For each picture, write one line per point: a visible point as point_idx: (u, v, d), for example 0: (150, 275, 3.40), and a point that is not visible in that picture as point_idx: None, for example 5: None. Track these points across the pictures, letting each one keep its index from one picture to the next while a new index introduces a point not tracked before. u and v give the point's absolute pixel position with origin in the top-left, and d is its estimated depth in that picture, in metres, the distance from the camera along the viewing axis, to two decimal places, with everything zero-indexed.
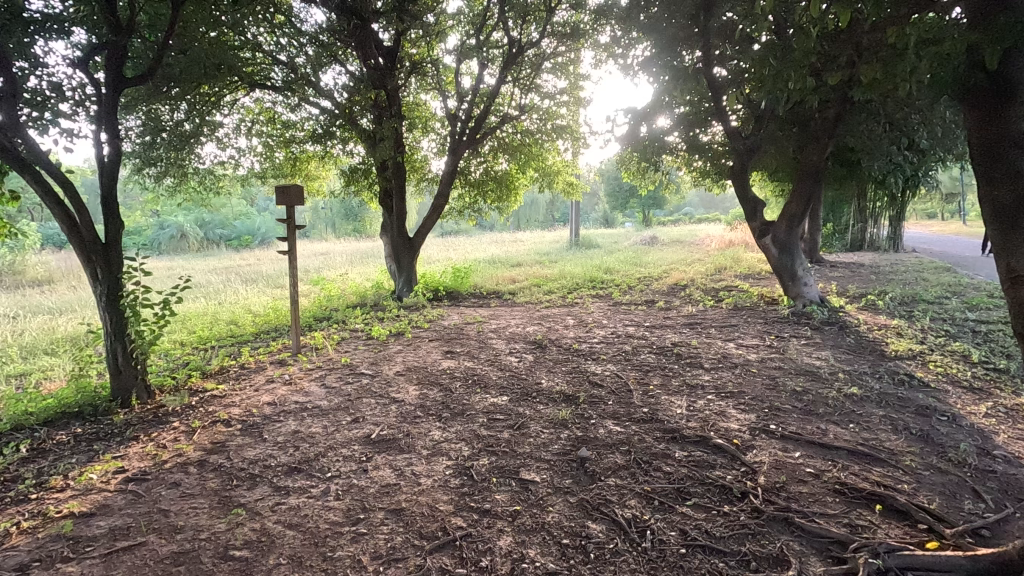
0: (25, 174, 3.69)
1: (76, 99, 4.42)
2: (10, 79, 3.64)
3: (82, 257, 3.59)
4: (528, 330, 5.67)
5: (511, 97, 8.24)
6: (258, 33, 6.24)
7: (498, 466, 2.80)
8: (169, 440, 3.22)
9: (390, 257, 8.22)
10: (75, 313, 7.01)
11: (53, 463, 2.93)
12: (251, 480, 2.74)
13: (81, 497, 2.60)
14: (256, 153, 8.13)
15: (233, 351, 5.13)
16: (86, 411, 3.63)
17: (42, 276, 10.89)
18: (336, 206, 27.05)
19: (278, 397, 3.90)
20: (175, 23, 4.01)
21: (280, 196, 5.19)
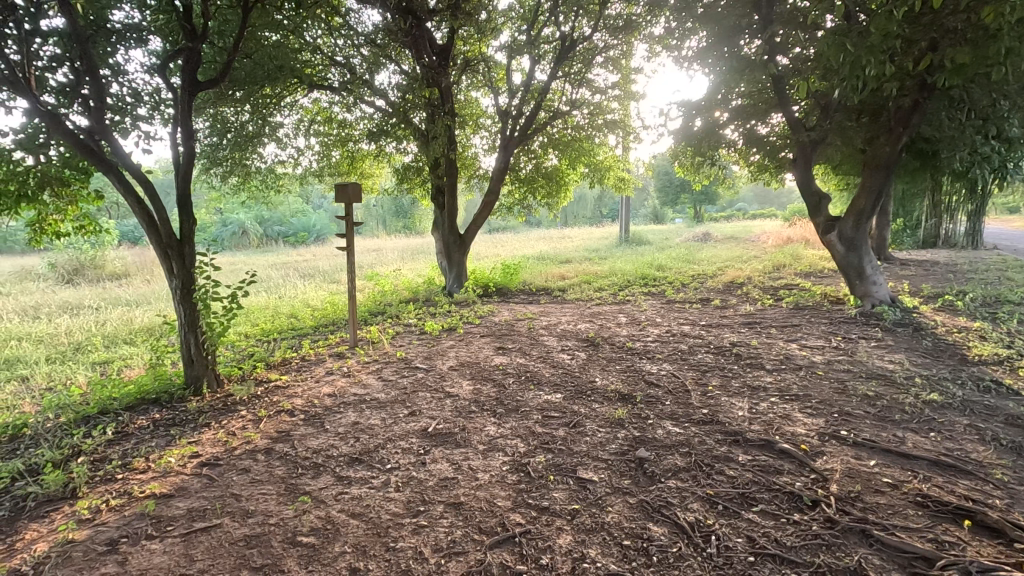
0: (109, 174, 3.94)
1: (153, 103, 4.69)
2: (96, 86, 3.89)
3: (159, 252, 3.80)
4: (579, 328, 5.62)
5: (562, 92, 8.18)
6: (317, 36, 6.42)
7: (555, 464, 2.79)
8: (238, 428, 3.37)
9: (440, 254, 8.31)
10: (150, 305, 7.46)
11: (135, 446, 3.12)
12: (315, 469, 2.83)
13: (161, 479, 2.76)
14: (313, 152, 8.40)
15: (294, 344, 5.33)
16: (163, 398, 3.87)
17: (120, 270, 11.63)
18: (387, 202, 27.68)
19: (337, 389, 4.03)
20: (243, 28, 4.16)
21: (340, 194, 5.33)
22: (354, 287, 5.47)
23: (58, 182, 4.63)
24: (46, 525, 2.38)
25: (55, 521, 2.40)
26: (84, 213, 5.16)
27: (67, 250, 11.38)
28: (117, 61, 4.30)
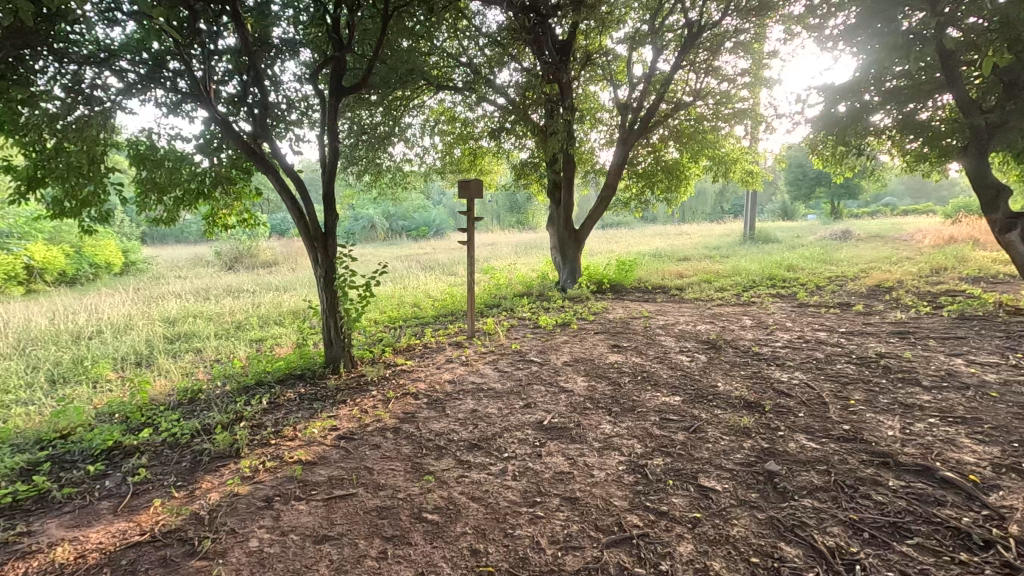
0: (268, 174, 4.44)
1: (303, 109, 5.20)
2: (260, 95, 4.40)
3: (307, 243, 4.22)
4: (699, 329, 5.35)
5: (685, 82, 7.83)
6: (445, 39, 6.71)
7: (674, 469, 2.69)
8: (369, 406, 3.66)
9: (554, 249, 8.34)
10: (295, 291, 8.34)
11: (285, 416, 3.51)
12: (437, 451, 2.99)
13: (306, 447, 3.07)
14: (437, 150, 8.83)
15: (417, 331, 5.66)
16: (307, 374, 4.31)
17: (270, 259, 13.12)
18: (502, 197, 28.33)
19: (457, 376, 4.22)
20: (382, 35, 4.46)
21: (463, 190, 5.54)
22: (473, 279, 5.68)
23: (227, 181, 5.33)
24: (217, 477, 2.75)
25: (224, 475, 2.77)
26: (246, 208, 5.87)
27: (230, 240, 13.08)
28: (276, 73, 4.84)
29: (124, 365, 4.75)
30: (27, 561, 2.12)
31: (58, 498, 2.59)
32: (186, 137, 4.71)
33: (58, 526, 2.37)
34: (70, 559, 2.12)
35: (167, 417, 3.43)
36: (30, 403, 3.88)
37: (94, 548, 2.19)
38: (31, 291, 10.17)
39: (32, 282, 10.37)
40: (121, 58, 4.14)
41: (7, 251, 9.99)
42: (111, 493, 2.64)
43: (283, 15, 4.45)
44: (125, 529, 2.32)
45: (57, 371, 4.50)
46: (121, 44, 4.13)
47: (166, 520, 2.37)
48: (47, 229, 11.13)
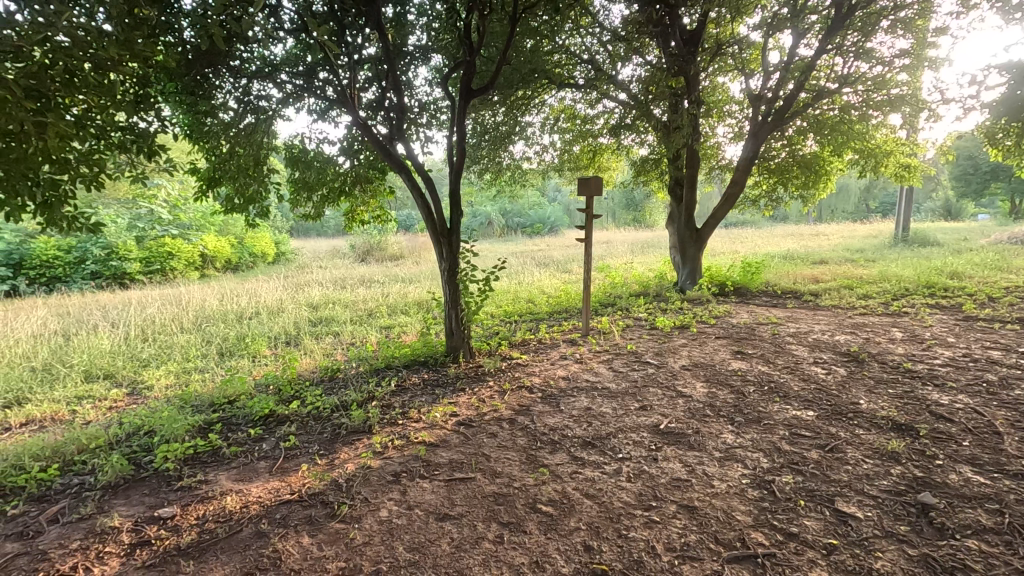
0: (401, 172, 4.77)
1: (432, 111, 5.51)
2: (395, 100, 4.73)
3: (434, 239, 4.48)
4: (837, 340, 4.87)
5: (830, 68, 7.14)
6: (568, 37, 6.72)
7: (806, 489, 2.49)
8: (487, 396, 3.80)
9: (674, 249, 8.02)
10: (419, 283, 8.87)
11: (411, 399, 3.76)
12: (552, 445, 3.03)
13: (429, 429, 3.27)
14: (555, 148, 8.90)
15: (532, 327, 5.77)
16: (429, 361, 4.59)
17: (398, 253, 14.09)
18: (619, 195, 27.81)
19: (571, 373, 4.25)
20: (510, 36, 4.56)
21: (582, 188, 5.53)
22: (589, 277, 5.66)
23: (365, 180, 5.80)
24: (353, 449, 3.03)
25: (358, 448, 3.04)
26: (380, 205, 6.34)
27: (363, 235, 14.25)
28: (409, 78, 5.17)
29: (277, 343, 5.39)
30: (204, 504, 2.49)
31: (227, 454, 3.01)
32: (331, 141, 5.20)
33: (226, 478, 2.75)
34: (237, 507, 2.46)
35: (311, 392, 3.84)
36: (205, 371, 4.54)
37: (255, 500, 2.51)
38: (205, 276, 11.87)
39: (206, 268, 12.09)
40: (281, 72, 4.68)
41: (189, 241, 11.74)
42: (268, 453, 3.02)
43: (418, 23, 4.73)
44: (278, 488, 2.63)
45: (225, 346, 5.22)
46: (281, 58, 4.67)
47: (311, 484, 2.66)
48: (218, 222, 12.92)
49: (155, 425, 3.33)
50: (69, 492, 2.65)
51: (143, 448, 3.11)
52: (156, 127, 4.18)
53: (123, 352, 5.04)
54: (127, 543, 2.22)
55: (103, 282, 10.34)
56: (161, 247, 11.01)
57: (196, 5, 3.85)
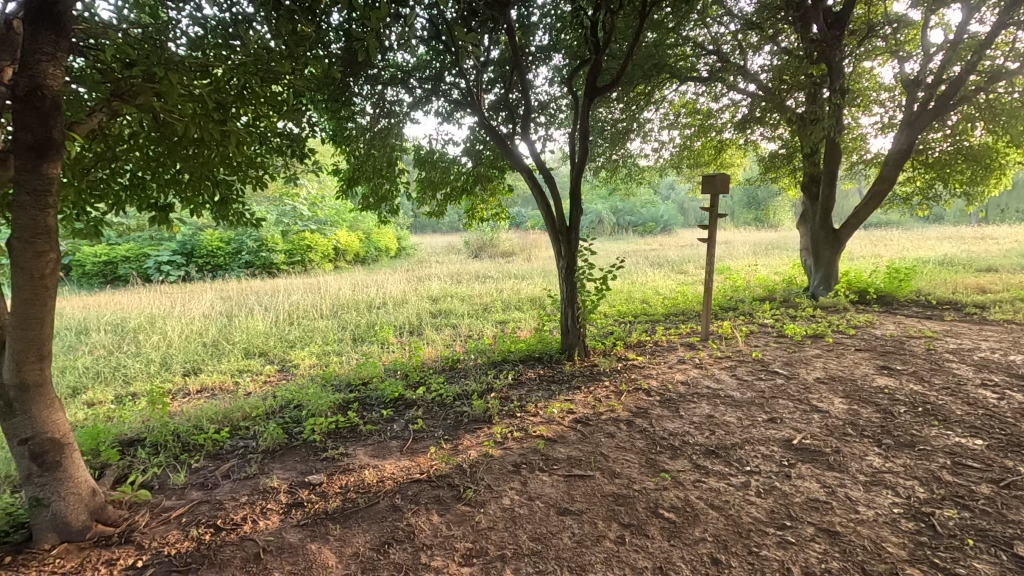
0: (522, 171, 4.91)
1: (552, 110, 5.57)
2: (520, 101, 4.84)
3: (553, 236, 4.54)
4: (1011, 360, 4.21)
5: (1010, 43, 6.16)
6: (693, 29, 6.44)
7: (974, 527, 2.20)
8: (603, 396, 3.78)
9: (806, 251, 7.40)
10: (531, 280, 9.01)
11: (527, 393, 3.84)
12: (673, 451, 2.95)
13: (547, 424, 3.32)
14: (674, 144, 8.58)
15: (648, 328, 5.62)
16: (544, 357, 4.65)
17: (509, 249, 14.41)
18: (739, 193, 26.18)
19: (691, 379, 4.08)
20: (639, 31, 4.47)
21: (706, 186, 5.28)
22: (710, 279, 5.40)
23: (485, 179, 6.01)
24: (475, 437, 3.17)
25: (480, 436, 3.16)
26: (499, 204, 6.53)
27: (478, 231, 14.76)
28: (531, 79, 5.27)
29: (402, 332, 5.77)
30: (346, 475, 2.73)
31: (363, 431, 3.28)
32: (456, 142, 5.45)
33: (364, 453, 3.01)
34: (374, 480, 2.68)
35: (435, 379, 4.06)
36: (342, 354, 4.99)
37: (389, 476, 2.72)
38: (337, 267, 12.99)
39: (339, 260, 13.24)
40: (413, 78, 4.99)
41: (324, 235, 12.89)
42: (399, 434, 3.25)
43: (542, 24, 4.78)
44: (409, 467, 2.82)
45: (358, 332, 5.69)
46: (413, 64, 4.97)
47: (438, 466, 2.82)
48: (350, 218, 14.06)
49: (302, 400, 3.71)
50: (237, 453, 3.05)
51: (293, 419, 3.48)
52: (307, 132, 4.65)
53: (274, 333, 5.68)
54: (284, 502, 2.50)
55: (255, 270, 11.71)
56: (301, 240, 12.20)
57: (343, 19, 4.21)
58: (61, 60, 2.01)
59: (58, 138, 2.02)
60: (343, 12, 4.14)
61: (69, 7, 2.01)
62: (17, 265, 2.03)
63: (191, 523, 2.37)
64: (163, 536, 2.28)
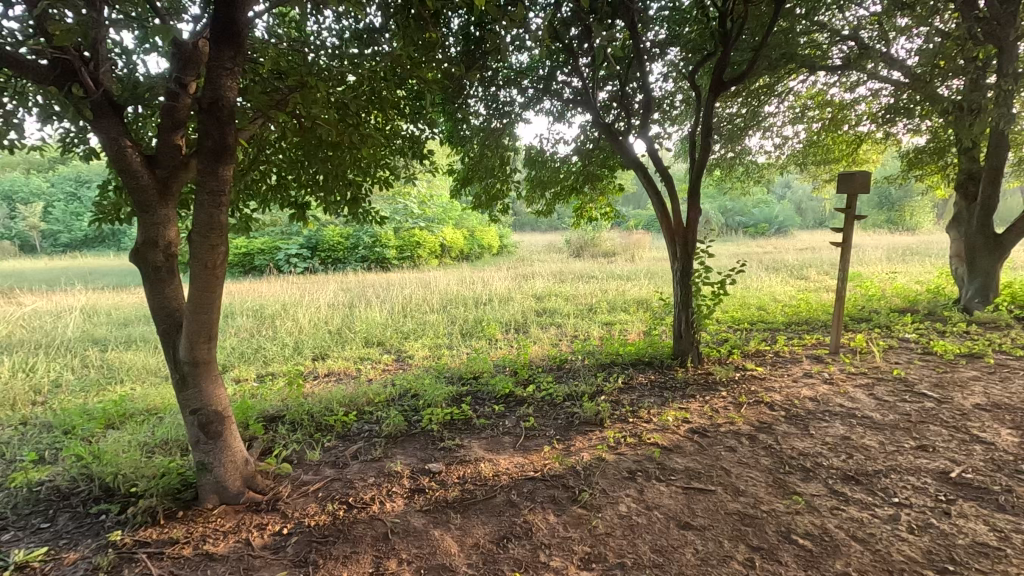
0: (638, 172, 4.82)
1: (668, 108, 5.38)
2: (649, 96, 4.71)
3: (668, 237, 4.38)
4: None
5: None
6: (828, 15, 5.92)
7: None
8: (721, 406, 3.58)
9: (959, 259, 6.53)
10: (636, 281, 8.80)
11: (639, 398, 3.74)
12: (804, 472, 2.72)
13: (661, 432, 3.20)
14: (799, 139, 7.94)
15: (767, 337, 5.26)
16: (655, 362, 4.50)
17: (611, 249, 14.19)
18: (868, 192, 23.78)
19: (820, 395, 3.75)
20: (772, 21, 4.16)
21: (841, 185, 4.84)
22: (843, 286, 4.94)
23: (595, 178, 5.94)
24: (587, 439, 3.13)
25: (592, 439, 3.12)
26: (609, 203, 6.42)
27: (580, 230, 14.70)
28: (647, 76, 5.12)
29: (508, 329, 5.87)
30: (464, 466, 2.82)
31: (477, 424, 3.37)
32: (567, 141, 5.43)
33: (479, 446, 3.09)
34: (490, 474, 2.74)
35: (544, 378, 4.07)
36: (453, 348, 5.17)
37: (504, 472, 2.76)
38: (443, 263, 13.54)
39: (445, 257, 13.80)
40: (525, 78, 5.05)
41: (432, 232, 13.48)
42: (510, 430, 3.29)
43: (659, 18, 4.61)
44: (523, 464, 2.85)
45: (466, 327, 5.86)
46: (525, 65, 5.02)
47: (551, 466, 2.82)
48: (456, 216, 14.56)
49: (419, 390, 3.90)
50: (363, 435, 3.26)
51: (411, 407, 3.66)
52: (427, 135, 4.86)
53: (390, 324, 6.02)
54: (408, 487, 2.63)
55: (369, 264, 12.51)
56: (411, 237, 12.84)
57: (463, 23, 4.35)
58: (237, 74, 2.25)
59: (232, 143, 2.26)
60: (463, 16, 4.27)
61: (245, 26, 2.21)
62: (195, 256, 2.30)
63: (327, 498, 2.56)
64: (303, 507, 2.49)
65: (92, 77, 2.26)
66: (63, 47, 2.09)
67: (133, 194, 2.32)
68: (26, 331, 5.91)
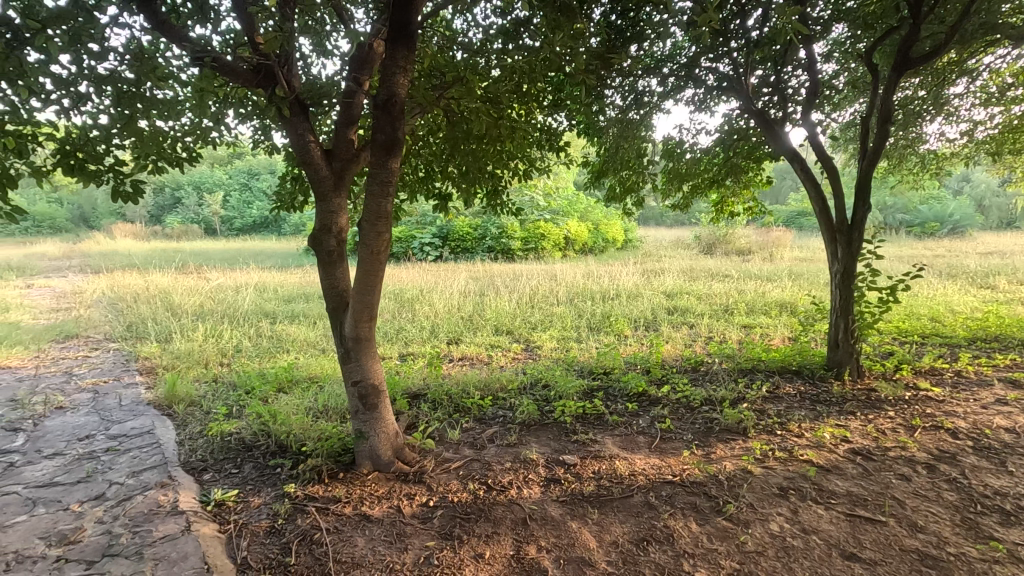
0: (793, 163, 4.42)
1: (829, 92, 4.84)
2: (814, 80, 4.23)
3: (828, 236, 3.96)
4: None
5: None
6: None
7: None
8: (889, 428, 3.17)
9: None
10: (777, 282, 8.12)
11: (787, 410, 3.44)
12: (1003, 516, 2.32)
13: (816, 449, 2.91)
14: (992, 125, 6.76)
15: (944, 354, 4.56)
16: (804, 372, 4.10)
17: (746, 247, 13.27)
18: None
19: (1020, 427, 3.17)
20: None
21: None
22: None
23: (740, 170, 5.53)
24: (730, 448, 2.94)
25: (736, 449, 2.93)
26: (753, 197, 5.97)
27: (711, 226, 13.94)
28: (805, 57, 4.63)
29: (637, 326, 5.71)
30: (598, 462, 2.79)
31: (610, 421, 3.32)
32: (710, 131, 5.07)
33: (613, 442, 3.04)
34: (626, 473, 2.68)
35: (679, 379, 3.91)
36: (581, 341, 5.15)
37: (640, 472, 2.68)
38: (566, 256, 13.59)
39: (568, 250, 13.84)
40: (664, 67, 4.79)
41: (557, 224, 13.58)
42: (645, 430, 3.20)
43: None
44: (661, 466, 2.75)
45: (593, 322, 5.81)
46: (666, 52, 4.72)
47: (691, 472, 2.69)
48: (582, 209, 14.50)
49: (549, 380, 3.93)
50: (497, 421, 3.35)
51: (543, 398, 3.70)
52: (563, 127, 4.84)
53: (519, 314, 6.15)
54: (543, 476, 2.66)
55: (496, 254, 12.90)
56: (537, 229, 13.05)
57: (603, 12, 4.21)
58: (408, 71, 2.39)
59: (401, 137, 2.42)
60: (604, 5, 4.14)
61: (417, 25, 2.34)
62: (364, 241, 2.50)
63: (467, 477, 2.67)
64: (447, 483, 2.62)
65: (285, 79, 2.53)
66: (266, 53, 2.37)
67: (314, 184, 2.58)
68: (214, 302, 6.91)
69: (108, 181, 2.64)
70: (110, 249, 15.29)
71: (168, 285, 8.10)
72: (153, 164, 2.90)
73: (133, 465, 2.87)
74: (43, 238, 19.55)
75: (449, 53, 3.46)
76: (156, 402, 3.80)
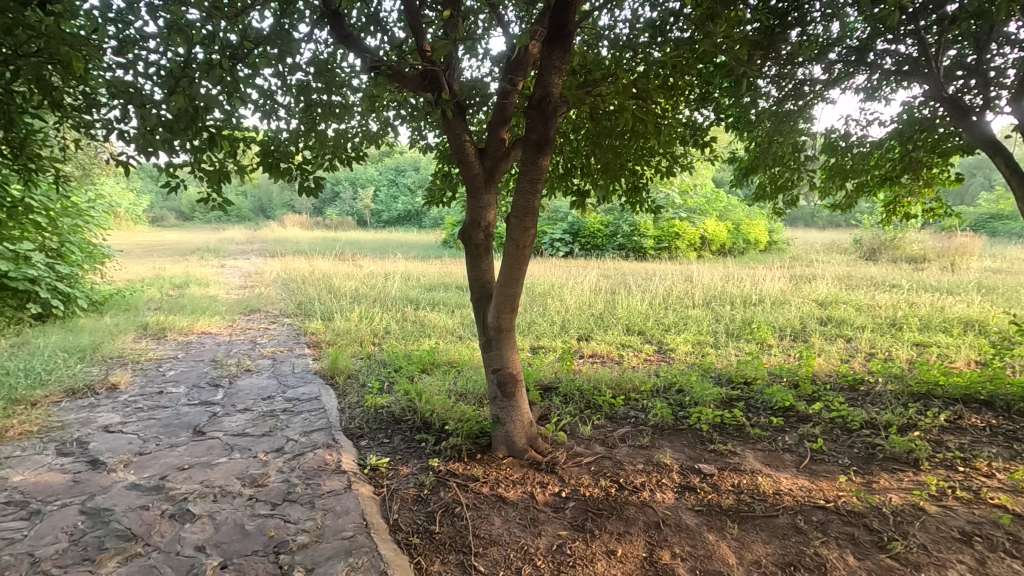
0: (995, 157, 3.79)
1: None
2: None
3: None
4: None
5: None
6: None
7: None
8: None
9: None
10: (961, 295, 7.00)
11: (972, 445, 2.96)
12: None
13: (1012, 494, 2.48)
14: None
15: None
16: (996, 402, 3.50)
17: (919, 253, 11.63)
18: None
19: None
20: None
21: None
22: None
23: (921, 166, 4.83)
24: (896, 480, 2.62)
25: (904, 482, 2.60)
26: (937, 197, 5.19)
27: (875, 229, 12.42)
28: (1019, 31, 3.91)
29: (783, 335, 5.28)
30: (739, 475, 2.64)
31: (751, 433, 3.12)
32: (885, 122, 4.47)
33: (755, 457, 2.86)
34: (770, 490, 2.51)
35: (834, 397, 3.55)
36: (719, 348, 4.89)
37: (786, 492, 2.49)
38: (701, 257, 12.94)
39: (704, 250, 13.17)
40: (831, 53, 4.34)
41: (693, 223, 12.96)
42: (792, 448, 2.96)
43: None
44: (811, 489, 2.53)
45: (733, 327, 5.48)
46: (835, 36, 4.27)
47: (848, 499, 2.43)
48: (722, 207, 13.69)
49: (684, 385, 3.79)
50: (629, 421, 3.32)
51: (677, 402, 3.59)
52: (711, 121, 4.59)
53: (652, 315, 5.99)
54: (678, 482, 2.59)
55: (626, 252, 12.68)
56: (671, 228, 12.59)
57: None
58: (562, 71, 2.44)
59: (552, 136, 2.49)
60: None
61: (574, 26, 2.37)
62: (512, 237, 2.60)
63: (599, 473, 2.69)
64: (579, 477, 2.66)
65: (447, 83, 2.71)
66: (432, 59, 2.56)
67: (467, 181, 2.75)
68: (366, 287, 7.65)
69: (295, 177, 3.05)
70: (283, 236, 17.59)
71: (329, 270, 9.12)
72: (330, 162, 3.27)
73: (304, 426, 3.29)
74: (233, 226, 23.01)
75: (596, 51, 3.45)
76: (321, 372, 4.32)
